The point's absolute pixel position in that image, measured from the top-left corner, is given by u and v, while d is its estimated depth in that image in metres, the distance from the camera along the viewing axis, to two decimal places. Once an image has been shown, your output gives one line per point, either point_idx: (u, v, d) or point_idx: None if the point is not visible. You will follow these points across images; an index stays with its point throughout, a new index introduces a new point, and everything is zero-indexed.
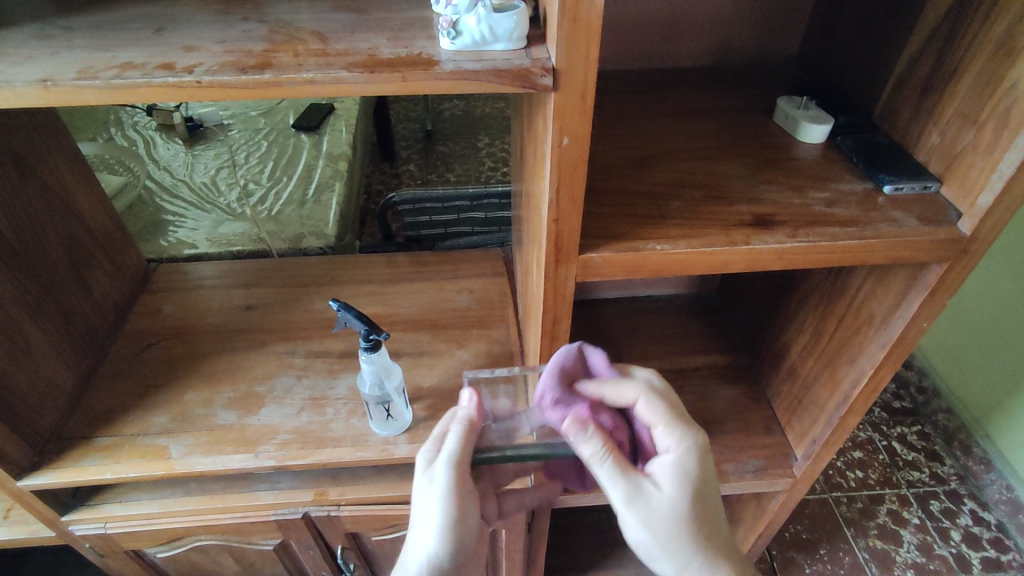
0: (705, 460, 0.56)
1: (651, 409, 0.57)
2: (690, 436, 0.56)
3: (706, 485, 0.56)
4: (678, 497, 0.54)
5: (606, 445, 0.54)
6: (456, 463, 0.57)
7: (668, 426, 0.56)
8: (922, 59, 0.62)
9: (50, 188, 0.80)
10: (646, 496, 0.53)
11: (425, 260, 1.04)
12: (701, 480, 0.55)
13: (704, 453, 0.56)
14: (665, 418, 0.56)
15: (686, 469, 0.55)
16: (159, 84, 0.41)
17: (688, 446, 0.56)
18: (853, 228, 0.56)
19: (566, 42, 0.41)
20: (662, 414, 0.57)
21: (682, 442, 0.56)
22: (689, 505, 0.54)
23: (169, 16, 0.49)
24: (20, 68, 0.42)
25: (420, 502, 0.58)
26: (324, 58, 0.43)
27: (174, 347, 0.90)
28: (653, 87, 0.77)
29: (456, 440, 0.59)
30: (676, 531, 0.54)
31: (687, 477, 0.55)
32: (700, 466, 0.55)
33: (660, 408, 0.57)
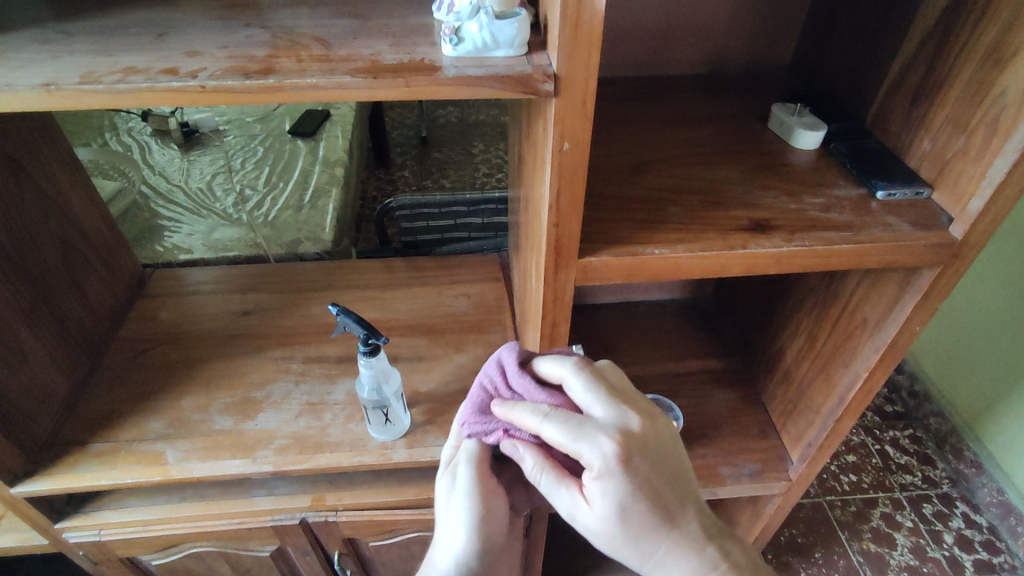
0: (634, 467, 0.50)
1: (555, 436, 0.51)
2: (601, 453, 0.49)
3: (646, 487, 0.51)
4: (607, 514, 0.51)
5: (534, 464, 0.53)
6: (475, 461, 0.57)
7: (577, 444, 0.50)
8: (913, 67, 0.63)
9: (45, 193, 0.80)
10: (578, 512, 0.52)
11: (422, 265, 1.04)
12: (627, 495, 0.50)
13: (629, 461, 0.50)
14: (572, 439, 0.50)
15: (606, 489, 0.50)
16: (163, 89, 0.41)
17: (604, 464, 0.50)
18: (848, 233, 0.57)
19: (568, 49, 0.42)
20: (569, 434, 0.51)
21: (595, 460, 0.50)
22: (624, 518, 0.51)
23: (171, 21, 0.50)
24: (22, 72, 0.42)
25: (446, 500, 0.58)
26: (327, 63, 0.44)
27: (170, 354, 0.89)
28: (650, 94, 0.78)
29: (473, 441, 0.58)
30: (620, 541, 0.52)
31: (612, 497, 0.50)
32: (624, 478, 0.50)
33: (564, 431, 0.51)
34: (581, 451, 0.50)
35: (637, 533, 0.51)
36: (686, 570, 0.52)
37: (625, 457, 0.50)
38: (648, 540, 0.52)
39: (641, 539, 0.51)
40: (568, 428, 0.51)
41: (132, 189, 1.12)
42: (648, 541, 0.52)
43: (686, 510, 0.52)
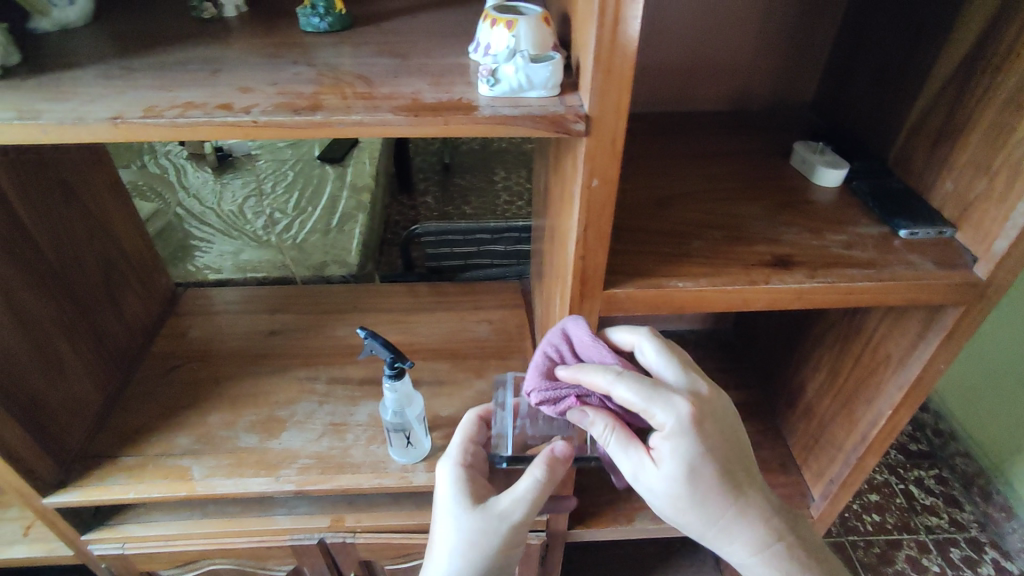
0: (705, 430, 0.51)
1: (629, 394, 0.51)
2: (675, 414, 0.50)
3: (715, 453, 0.52)
4: (677, 475, 0.52)
5: (606, 427, 0.55)
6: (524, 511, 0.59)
7: (649, 405, 0.51)
8: (935, 109, 0.64)
9: (91, 213, 0.84)
10: (644, 474, 0.53)
11: (445, 290, 1.07)
12: (698, 455, 0.51)
13: (700, 423, 0.51)
14: (645, 398, 0.51)
15: (677, 450, 0.51)
16: (219, 123, 0.44)
17: (676, 424, 0.51)
18: (870, 270, 0.58)
19: (599, 91, 0.44)
20: (642, 393, 0.51)
21: (666, 421, 0.51)
22: (692, 482, 0.52)
23: (225, 60, 0.53)
24: (91, 106, 0.45)
25: (457, 515, 0.59)
26: (371, 101, 0.46)
27: (199, 371, 0.92)
28: (673, 129, 0.80)
29: (534, 480, 0.59)
30: (686, 502, 0.53)
31: (682, 458, 0.51)
32: (695, 438, 0.51)
33: (638, 387, 0.51)
34: (654, 410, 0.51)
35: (702, 497, 0.53)
36: (745, 538, 0.55)
37: (698, 417, 0.51)
38: (711, 507, 0.53)
39: (705, 503, 0.53)
40: (640, 389, 0.51)
41: (168, 211, 1.17)
42: (714, 508, 0.53)
43: (749, 482, 0.54)
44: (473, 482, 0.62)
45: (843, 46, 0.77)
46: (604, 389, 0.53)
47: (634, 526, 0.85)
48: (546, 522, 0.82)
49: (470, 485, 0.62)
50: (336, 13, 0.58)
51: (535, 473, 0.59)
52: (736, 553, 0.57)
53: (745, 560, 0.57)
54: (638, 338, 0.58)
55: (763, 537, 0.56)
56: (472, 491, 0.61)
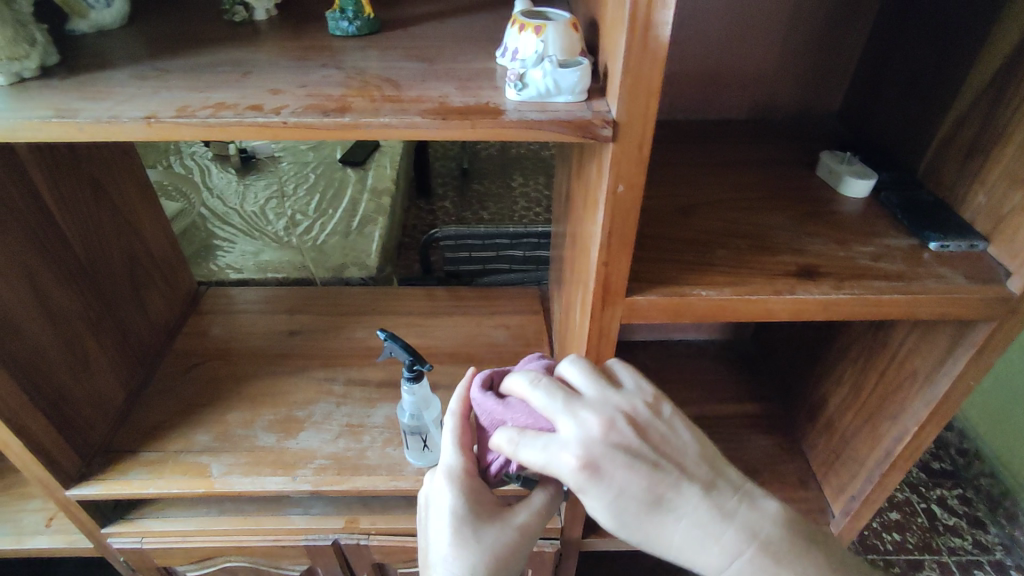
0: (607, 473, 0.47)
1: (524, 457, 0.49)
2: (565, 468, 0.47)
3: (624, 491, 0.47)
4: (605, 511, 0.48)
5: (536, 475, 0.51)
6: (535, 527, 0.55)
7: (546, 463, 0.48)
8: (968, 119, 0.63)
9: (119, 211, 0.86)
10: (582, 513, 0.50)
11: (463, 295, 1.07)
12: (607, 496, 0.47)
13: (599, 470, 0.47)
14: (539, 459, 0.48)
15: (588, 494, 0.47)
16: (250, 124, 0.45)
17: (574, 477, 0.47)
18: (898, 283, 0.57)
19: (627, 96, 0.44)
20: (537, 454, 0.48)
21: (564, 475, 0.47)
22: (625, 517, 0.48)
23: (255, 62, 0.54)
24: (125, 106, 0.45)
25: (465, 527, 0.52)
26: (399, 104, 0.46)
27: (219, 369, 0.93)
28: (696, 137, 0.80)
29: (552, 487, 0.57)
30: (628, 536, 0.49)
31: (597, 504, 0.47)
32: (597, 483, 0.47)
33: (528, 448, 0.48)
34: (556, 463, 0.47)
35: (646, 526, 0.48)
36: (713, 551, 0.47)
37: (592, 464, 0.47)
38: (662, 532, 0.48)
39: (653, 529, 0.48)
40: (530, 452, 0.48)
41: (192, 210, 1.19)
42: (665, 533, 0.48)
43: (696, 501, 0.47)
44: (477, 491, 0.55)
45: (871, 56, 0.76)
46: (504, 454, 0.50)
47: None
48: (561, 530, 0.81)
49: (475, 497, 0.54)
50: (364, 17, 0.59)
51: (540, 488, 0.56)
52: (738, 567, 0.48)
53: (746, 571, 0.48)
54: (523, 389, 0.51)
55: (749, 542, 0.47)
56: (479, 503, 0.54)
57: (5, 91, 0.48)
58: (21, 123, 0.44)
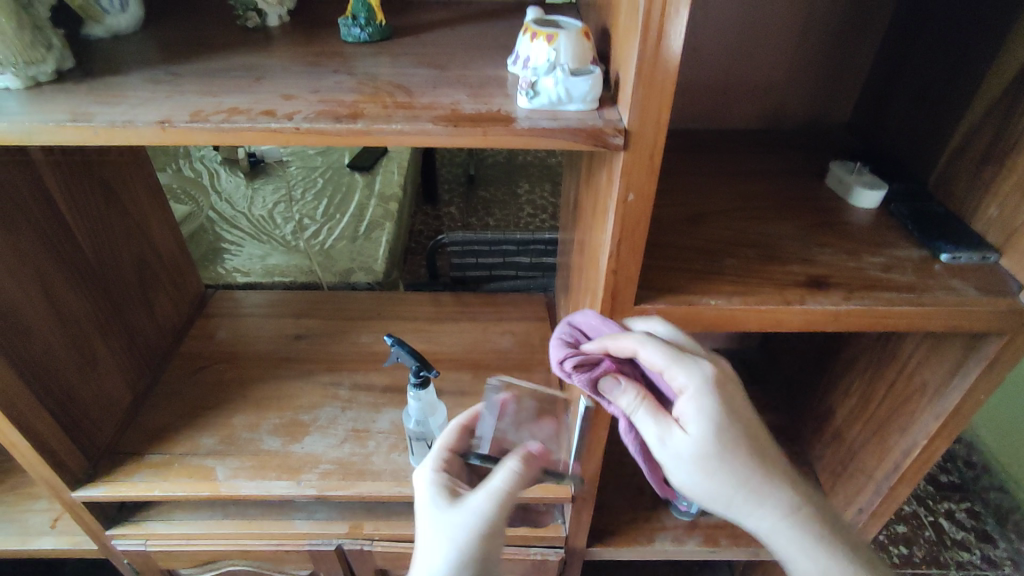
0: (727, 391, 0.52)
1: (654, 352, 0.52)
2: (696, 373, 0.52)
3: (733, 414, 0.52)
4: (701, 432, 0.52)
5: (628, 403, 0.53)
6: (500, 499, 0.53)
7: (671, 368, 0.52)
8: (980, 130, 0.62)
9: (130, 215, 0.86)
10: (670, 437, 0.52)
11: (469, 301, 1.07)
12: (721, 412, 0.52)
13: (722, 386, 0.52)
14: (670, 362, 0.51)
15: (699, 405, 0.51)
16: (263, 129, 0.45)
17: (696, 387, 0.52)
18: (909, 294, 0.56)
19: (639, 105, 0.44)
20: (667, 355, 0.52)
21: (689, 382, 0.52)
22: (717, 439, 0.52)
23: (268, 67, 0.54)
24: (140, 110, 0.46)
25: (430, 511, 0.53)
26: (411, 111, 0.47)
27: (225, 372, 0.93)
28: (704, 145, 0.80)
29: (512, 469, 0.55)
30: (713, 467, 0.52)
31: (705, 417, 0.51)
32: (716, 398, 0.52)
33: (660, 345, 0.52)
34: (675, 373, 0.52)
35: (728, 456, 0.52)
36: (773, 496, 0.54)
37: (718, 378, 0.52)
38: (740, 465, 0.52)
39: (728, 464, 0.52)
40: (666, 350, 0.52)
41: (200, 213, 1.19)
42: (742, 468, 0.52)
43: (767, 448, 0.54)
44: (446, 481, 0.57)
45: (881, 67, 0.76)
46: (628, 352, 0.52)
47: (654, 546, 0.84)
48: (564, 538, 0.81)
49: (446, 486, 0.56)
50: (376, 24, 0.59)
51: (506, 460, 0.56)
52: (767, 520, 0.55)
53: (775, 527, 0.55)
54: (651, 322, 0.55)
55: (792, 498, 0.54)
56: (447, 489, 0.56)
57: (21, 94, 0.48)
58: (38, 126, 0.44)
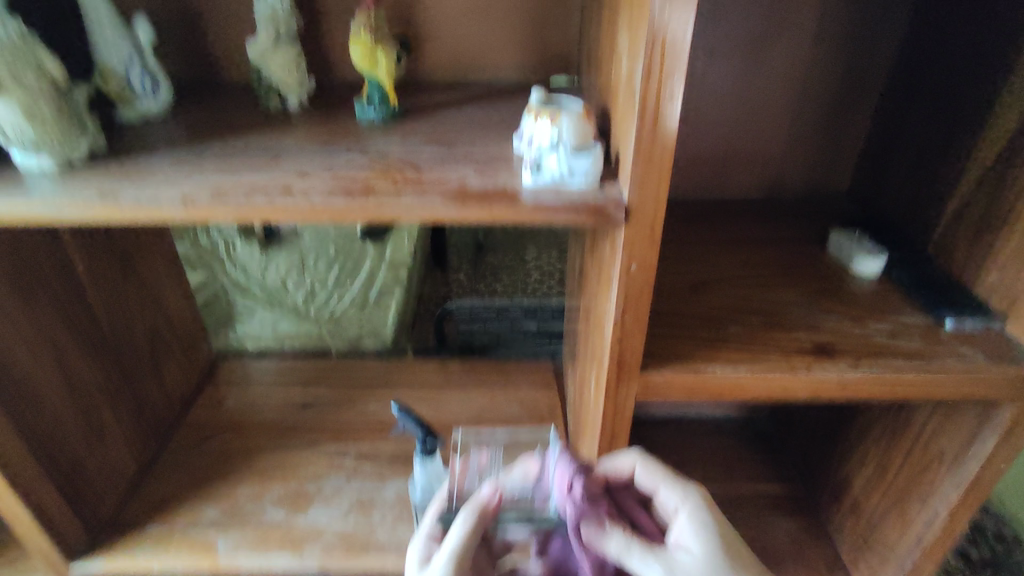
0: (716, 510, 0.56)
1: (654, 470, 0.59)
2: (689, 489, 0.57)
3: (727, 535, 0.54)
4: (707, 548, 0.52)
5: (625, 539, 0.52)
6: (460, 555, 0.53)
7: (669, 485, 0.58)
8: (974, 199, 0.64)
9: (146, 284, 0.89)
10: (677, 567, 0.51)
11: (475, 368, 1.07)
12: (718, 527, 0.54)
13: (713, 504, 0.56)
14: (666, 479, 0.58)
15: (698, 519, 0.54)
16: (279, 206, 0.47)
17: (693, 504, 0.56)
18: (917, 361, 0.56)
19: (638, 181, 0.46)
20: (663, 476, 0.58)
21: (686, 497, 0.56)
22: (725, 555, 0.52)
23: (286, 147, 0.57)
24: (164, 189, 0.48)
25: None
26: (420, 187, 0.49)
27: (231, 442, 0.92)
28: (704, 215, 0.82)
29: (465, 526, 0.54)
30: None
31: (706, 530, 0.54)
32: (710, 512, 0.55)
33: (658, 466, 0.59)
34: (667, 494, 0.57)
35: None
36: None
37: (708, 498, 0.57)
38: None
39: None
40: (663, 469, 0.58)
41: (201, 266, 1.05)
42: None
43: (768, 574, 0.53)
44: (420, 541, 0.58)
45: (875, 140, 0.79)
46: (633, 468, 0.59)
47: None
48: None
49: (418, 548, 0.58)
50: (388, 105, 0.63)
51: (464, 510, 0.56)
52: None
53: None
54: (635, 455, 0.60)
55: None
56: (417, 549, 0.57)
57: (53, 175, 0.51)
58: (67, 207, 0.47)
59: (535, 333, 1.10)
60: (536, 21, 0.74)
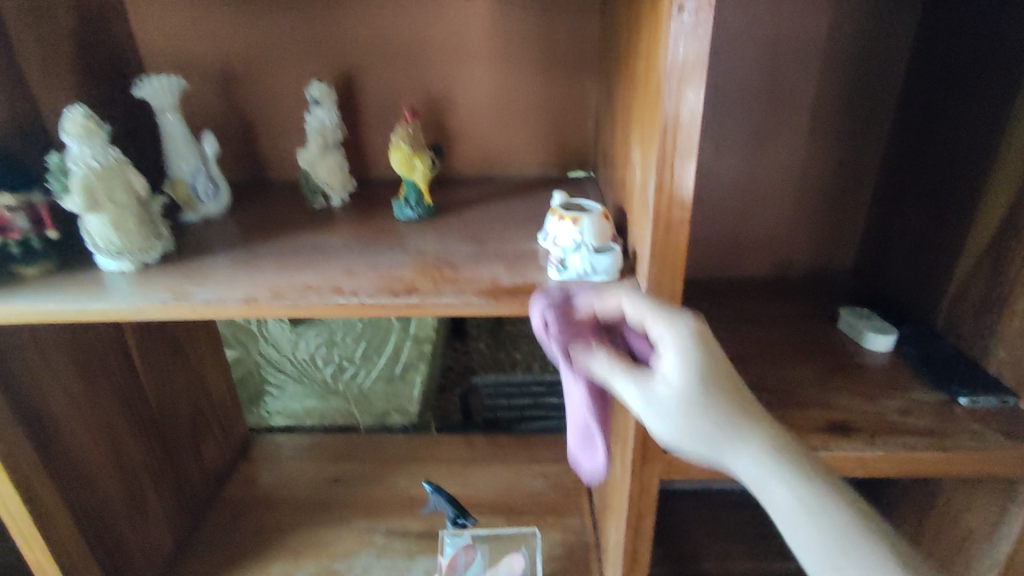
0: (708, 345, 0.46)
1: (637, 300, 0.48)
2: (677, 323, 0.46)
3: (720, 363, 0.46)
4: (694, 381, 0.45)
5: (608, 360, 0.48)
6: None
7: (653, 316, 0.47)
8: (974, 279, 0.67)
9: (192, 366, 0.94)
10: (653, 396, 0.45)
11: (501, 442, 1.09)
12: (707, 361, 0.46)
13: (704, 341, 0.46)
14: (651, 309, 0.47)
15: (687, 350, 0.46)
16: (332, 304, 0.52)
17: (680, 339, 0.46)
18: (932, 438, 0.58)
19: (654, 279, 0.51)
20: (644, 307, 0.48)
21: (672, 331, 0.46)
22: (710, 385, 0.45)
23: (333, 246, 0.63)
24: (228, 290, 0.54)
25: None
26: (457, 285, 0.54)
27: (264, 519, 0.94)
28: (719, 294, 0.86)
29: None
30: (709, 430, 0.45)
31: (691, 363, 0.45)
32: (699, 345, 0.46)
33: (642, 296, 0.48)
34: (659, 326, 0.47)
35: (723, 400, 0.45)
36: (796, 478, 0.44)
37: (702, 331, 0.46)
38: (733, 410, 0.45)
39: (717, 410, 0.45)
40: (646, 300, 0.48)
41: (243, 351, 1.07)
42: (734, 416, 0.45)
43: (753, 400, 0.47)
44: None
45: (875, 221, 0.84)
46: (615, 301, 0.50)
47: None
48: None
49: None
50: (424, 204, 0.70)
51: None
52: (755, 469, 0.44)
53: (762, 477, 0.44)
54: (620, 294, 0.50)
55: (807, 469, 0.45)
56: None
57: (129, 277, 0.57)
58: (142, 306, 0.53)
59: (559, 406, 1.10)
60: (555, 122, 0.81)
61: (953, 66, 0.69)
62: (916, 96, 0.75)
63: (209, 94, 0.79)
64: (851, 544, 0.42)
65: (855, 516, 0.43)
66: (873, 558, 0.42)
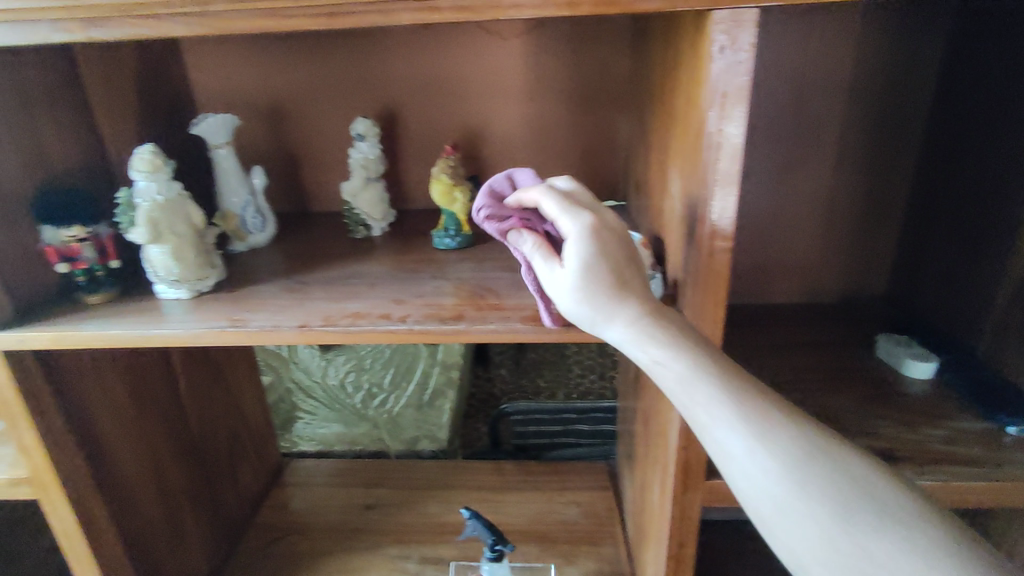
0: (598, 238, 0.49)
1: (551, 201, 0.52)
2: (577, 224, 0.50)
3: (607, 254, 0.49)
4: (575, 266, 0.49)
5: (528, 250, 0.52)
6: None
7: (559, 216, 0.51)
8: (1016, 306, 0.66)
9: (231, 390, 0.96)
10: (551, 282, 0.50)
11: (532, 469, 1.09)
12: (593, 253, 0.49)
13: (594, 236, 0.49)
14: (557, 209, 0.51)
15: (577, 242, 0.49)
16: (381, 330, 0.54)
17: (575, 235, 0.49)
18: (982, 468, 0.57)
19: (696, 306, 0.52)
20: (556, 208, 0.51)
21: (571, 230, 0.50)
22: (594, 272, 0.49)
23: (377, 274, 0.65)
24: (282, 317, 0.56)
25: None
26: (502, 312, 0.56)
27: (297, 544, 0.95)
28: (752, 320, 0.86)
29: None
30: (583, 306, 0.49)
31: (578, 252, 0.49)
32: (591, 240, 0.49)
33: (555, 195, 0.52)
34: (563, 219, 0.50)
35: (599, 281, 0.49)
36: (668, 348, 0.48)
37: (594, 229, 0.49)
38: (605, 289, 0.49)
39: (592, 284, 0.49)
40: (555, 202, 0.51)
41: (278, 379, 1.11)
42: (608, 286, 0.49)
43: (637, 276, 0.50)
44: None
45: (906, 248, 0.84)
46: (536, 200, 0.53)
47: None
48: None
49: None
50: (463, 233, 0.72)
51: None
52: (624, 333, 0.49)
53: (626, 341, 0.49)
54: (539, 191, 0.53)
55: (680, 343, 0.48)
56: None
57: (186, 304, 0.59)
58: (202, 331, 0.55)
59: (589, 433, 1.10)
60: (588, 153, 0.83)
61: (982, 94, 0.69)
62: (944, 123, 0.75)
63: (256, 130, 0.83)
64: (700, 385, 0.46)
65: (716, 389, 0.46)
66: (724, 418, 0.46)
